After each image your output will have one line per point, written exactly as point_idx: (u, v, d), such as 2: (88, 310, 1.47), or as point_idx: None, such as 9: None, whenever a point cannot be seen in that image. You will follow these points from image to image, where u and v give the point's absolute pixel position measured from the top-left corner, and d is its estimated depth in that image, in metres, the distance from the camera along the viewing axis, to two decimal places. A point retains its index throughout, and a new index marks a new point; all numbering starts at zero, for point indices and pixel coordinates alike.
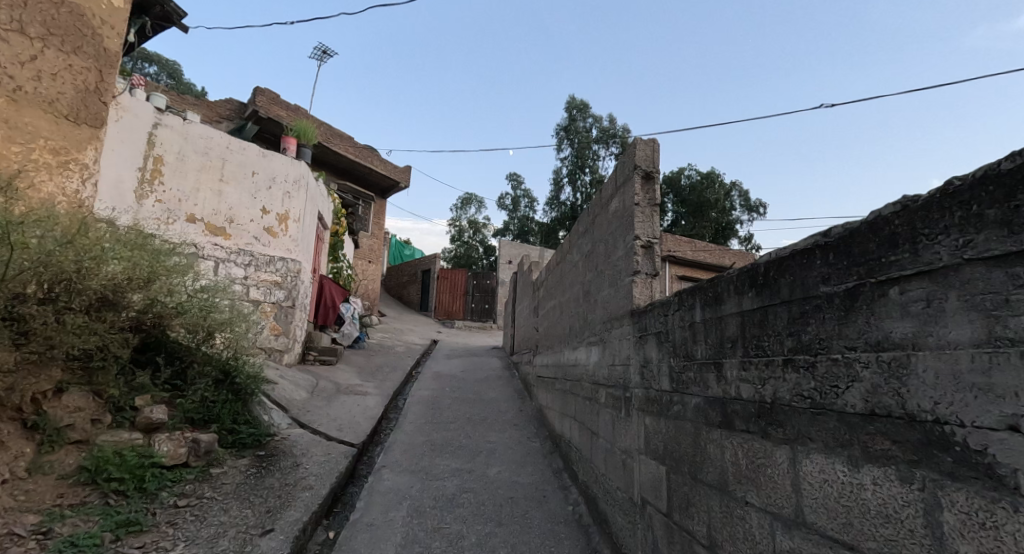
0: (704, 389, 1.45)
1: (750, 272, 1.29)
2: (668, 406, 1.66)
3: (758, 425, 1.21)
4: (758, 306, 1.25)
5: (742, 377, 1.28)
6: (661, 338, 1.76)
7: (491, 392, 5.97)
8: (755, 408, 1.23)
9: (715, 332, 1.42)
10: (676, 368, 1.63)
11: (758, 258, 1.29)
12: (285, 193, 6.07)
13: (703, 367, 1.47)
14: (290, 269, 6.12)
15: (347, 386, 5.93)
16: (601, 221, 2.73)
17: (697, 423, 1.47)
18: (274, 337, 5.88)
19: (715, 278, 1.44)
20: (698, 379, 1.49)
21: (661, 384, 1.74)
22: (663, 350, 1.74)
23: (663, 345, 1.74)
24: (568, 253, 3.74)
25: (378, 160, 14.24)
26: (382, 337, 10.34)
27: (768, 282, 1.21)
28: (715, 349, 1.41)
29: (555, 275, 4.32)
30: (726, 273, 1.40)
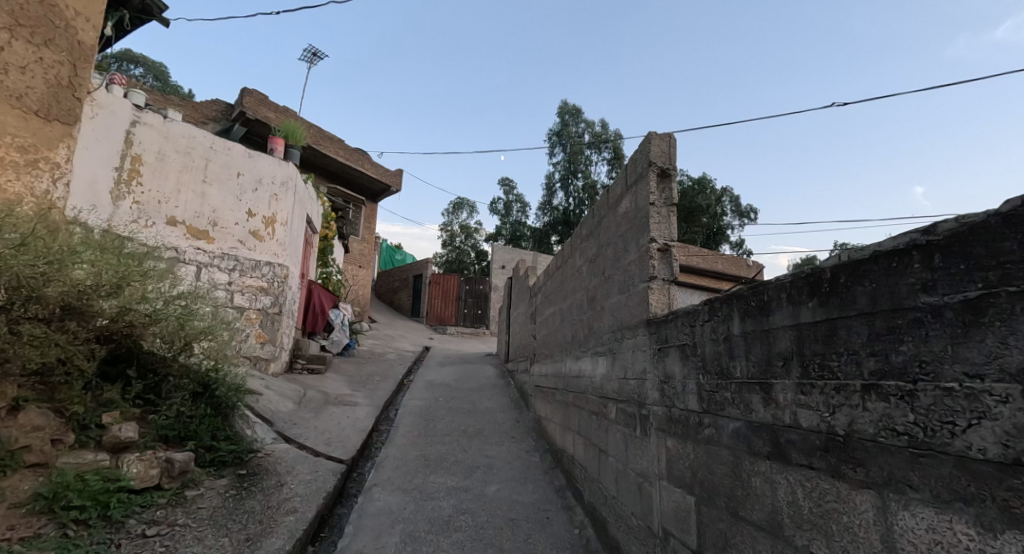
0: (746, 413, 1.29)
1: (811, 279, 1.14)
2: (697, 429, 1.50)
3: (825, 461, 1.05)
4: (823, 319, 1.09)
5: (800, 403, 1.12)
6: (687, 352, 1.59)
7: (487, 401, 5.76)
8: (820, 441, 1.07)
9: (760, 348, 1.27)
10: (709, 386, 1.46)
11: (820, 263, 1.14)
12: (273, 195, 5.85)
13: (744, 387, 1.31)
14: (277, 275, 5.87)
15: (336, 397, 5.68)
16: (609, 223, 2.57)
17: (740, 452, 1.31)
18: (260, 345, 5.62)
19: (760, 286, 1.29)
20: (737, 400, 1.33)
21: (686, 403, 1.58)
22: (688, 365, 1.58)
23: (692, 359, 1.57)
24: (569, 257, 3.58)
25: (369, 164, 14.01)
26: (373, 345, 10.07)
27: (838, 292, 1.06)
28: (762, 368, 1.25)
29: (555, 281, 4.16)
30: (778, 281, 1.24)
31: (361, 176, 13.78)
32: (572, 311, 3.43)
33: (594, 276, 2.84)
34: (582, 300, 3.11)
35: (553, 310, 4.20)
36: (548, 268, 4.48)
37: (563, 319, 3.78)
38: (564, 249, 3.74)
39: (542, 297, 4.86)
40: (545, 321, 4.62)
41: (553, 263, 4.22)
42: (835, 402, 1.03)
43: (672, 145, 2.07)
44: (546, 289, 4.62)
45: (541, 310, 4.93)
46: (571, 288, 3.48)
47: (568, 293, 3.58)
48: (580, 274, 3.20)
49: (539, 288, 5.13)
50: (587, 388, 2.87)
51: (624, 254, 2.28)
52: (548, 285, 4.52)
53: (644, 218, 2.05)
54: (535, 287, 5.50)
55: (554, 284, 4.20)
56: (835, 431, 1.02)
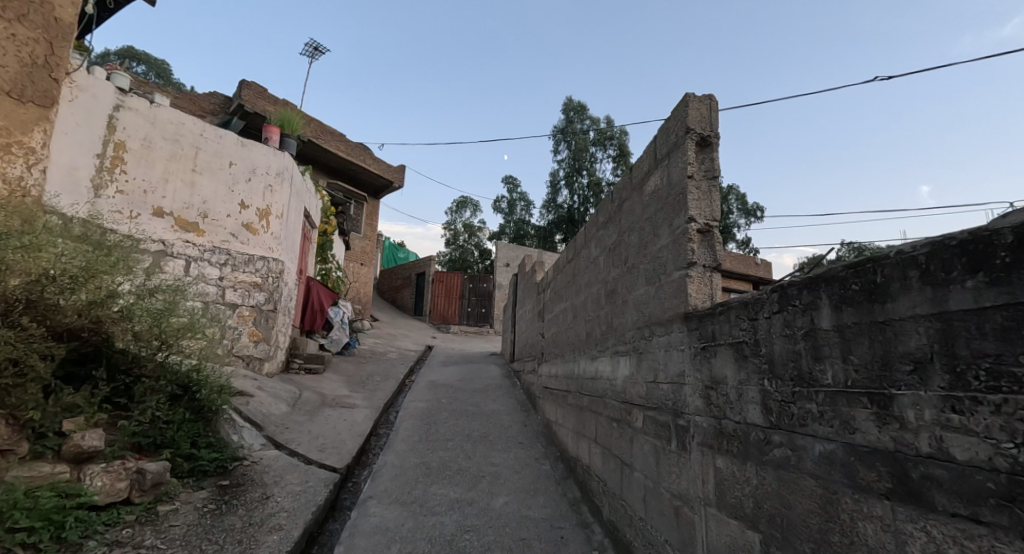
0: (848, 435, 0.99)
1: (965, 249, 0.80)
2: (766, 449, 1.20)
3: (998, 515, 0.72)
4: (988, 306, 0.75)
5: (945, 425, 0.80)
6: (746, 352, 1.30)
7: (492, 404, 5.47)
8: (990, 485, 0.73)
9: (870, 347, 0.96)
10: (784, 397, 1.16)
11: (978, 227, 0.81)
12: (268, 187, 5.60)
13: (844, 399, 1.00)
14: (272, 270, 5.61)
15: (333, 398, 5.41)
16: (633, 205, 2.26)
17: (838, 486, 1.00)
18: (254, 343, 5.35)
19: (867, 263, 0.98)
20: (833, 417, 1.02)
21: (748, 416, 1.27)
22: (750, 369, 1.28)
23: (755, 362, 1.27)
24: (583, 248, 3.27)
25: (371, 159, 13.75)
26: (374, 344, 9.80)
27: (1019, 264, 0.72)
28: (875, 374, 0.94)
29: (566, 275, 3.85)
30: (900, 257, 0.92)
31: (362, 172, 13.51)
32: (586, 307, 3.13)
33: (614, 267, 2.54)
34: (599, 294, 2.81)
35: (564, 307, 3.91)
36: (558, 261, 4.19)
37: (575, 316, 3.48)
38: (577, 239, 3.44)
39: (552, 293, 4.56)
40: (554, 319, 4.32)
41: (564, 256, 3.92)
42: (1016, 424, 0.70)
43: (712, 109, 1.76)
44: (556, 284, 4.32)
45: (549, 306, 4.64)
46: (585, 281, 3.17)
47: (581, 287, 3.28)
48: (596, 266, 2.90)
49: (548, 283, 4.83)
50: (606, 392, 2.57)
51: (653, 239, 1.98)
52: (558, 280, 4.22)
53: (679, 194, 1.75)
54: (543, 283, 5.20)
55: (565, 279, 3.90)
56: (1021, 469, 0.69)
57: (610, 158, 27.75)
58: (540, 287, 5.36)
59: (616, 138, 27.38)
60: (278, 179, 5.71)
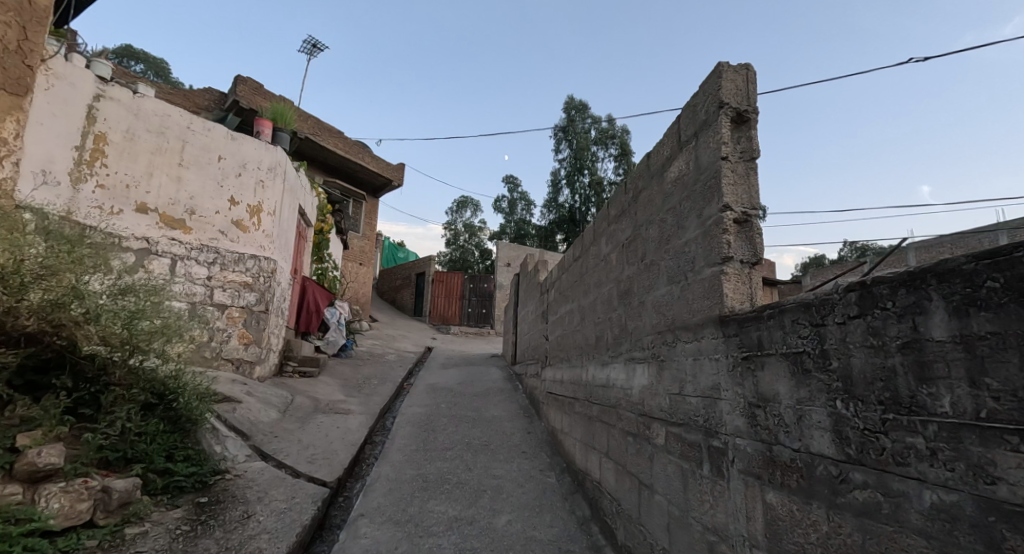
0: (984, 487, 0.73)
1: None
2: (849, 490, 0.96)
3: None
4: None
5: None
6: (814, 365, 1.06)
7: (493, 409, 5.24)
8: None
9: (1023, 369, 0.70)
10: (869, 425, 0.93)
11: None
12: (259, 183, 5.39)
13: (976, 437, 0.75)
14: (264, 269, 5.39)
15: (328, 403, 5.17)
16: (652, 194, 2.02)
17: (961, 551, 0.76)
18: (244, 346, 5.13)
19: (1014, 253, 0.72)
20: (958, 460, 0.77)
21: (821, 445, 1.03)
22: (823, 385, 1.04)
23: (823, 377, 1.04)
24: (592, 245, 3.03)
25: (370, 157, 13.54)
26: (372, 345, 9.58)
27: None
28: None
29: (572, 274, 3.62)
30: None
31: (361, 170, 13.28)
32: (595, 308, 2.90)
33: (629, 263, 2.31)
34: (611, 294, 2.57)
35: (569, 308, 3.67)
36: (564, 259, 3.94)
37: (583, 317, 3.25)
38: (586, 235, 3.20)
39: (556, 293, 4.32)
40: (559, 321, 4.08)
41: (571, 253, 3.68)
42: None
43: (750, 80, 1.52)
44: (561, 283, 4.08)
45: (554, 307, 4.40)
46: (594, 280, 2.94)
47: (590, 286, 3.04)
48: (607, 264, 2.66)
49: (552, 283, 4.58)
50: (619, 401, 2.34)
51: (678, 231, 1.75)
52: (564, 279, 3.98)
53: (711, 179, 1.51)
54: (547, 282, 4.95)
55: (571, 278, 3.67)
56: None
57: (612, 158, 27.53)
58: (543, 287, 5.12)
59: (617, 137, 27.17)
60: (270, 175, 5.50)
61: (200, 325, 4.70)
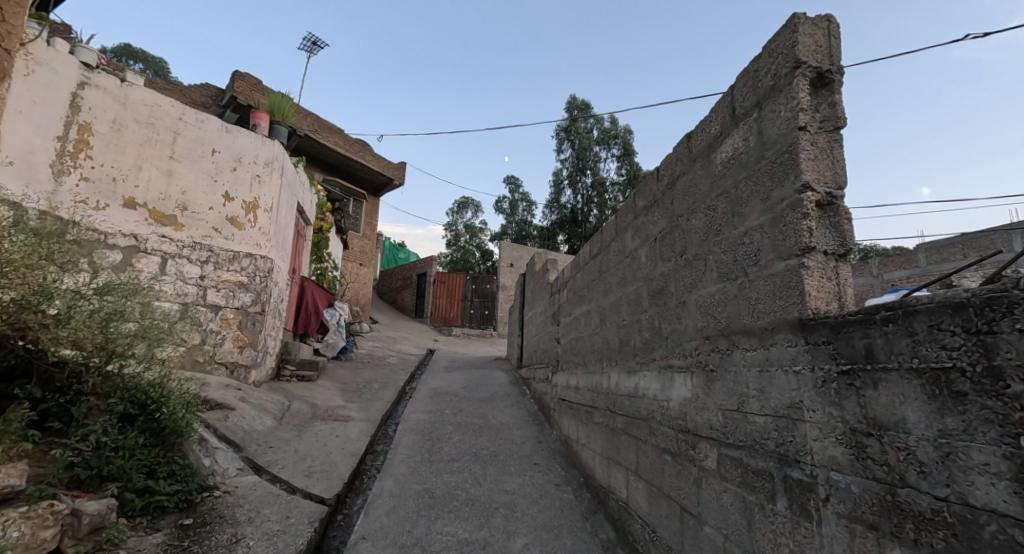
0: None
1: None
2: None
3: None
4: None
5: None
6: (965, 389, 0.77)
7: (501, 416, 4.98)
8: None
9: None
10: None
11: None
12: (255, 177, 5.14)
13: None
14: (260, 268, 5.14)
15: (326, 410, 4.92)
16: (696, 179, 1.77)
17: None
18: (239, 349, 4.87)
19: None
20: None
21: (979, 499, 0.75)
22: (982, 418, 0.75)
23: (988, 404, 0.74)
24: (615, 240, 2.78)
25: (370, 156, 13.31)
26: (373, 347, 9.33)
27: None
28: None
29: (589, 273, 3.37)
30: None
31: (362, 169, 13.05)
32: (619, 308, 2.65)
33: (662, 257, 2.06)
34: (640, 294, 2.32)
35: (585, 310, 3.43)
36: (580, 256, 3.70)
37: (602, 319, 2.99)
38: (607, 229, 2.94)
39: (570, 293, 4.06)
40: (573, 323, 3.83)
41: (588, 250, 3.43)
42: None
43: (830, 35, 1.27)
44: (575, 282, 3.83)
45: (566, 308, 4.15)
46: (617, 279, 2.69)
47: (612, 285, 2.79)
48: (634, 260, 2.41)
49: (565, 282, 4.33)
50: (653, 413, 2.09)
51: (735, 220, 1.49)
52: (578, 278, 3.74)
53: (786, 154, 1.25)
54: (558, 282, 4.70)
55: (588, 277, 3.42)
56: None
57: (614, 158, 27.33)
58: (554, 286, 4.87)
59: (619, 136, 26.98)
60: (266, 169, 5.26)
61: (189, 328, 4.43)
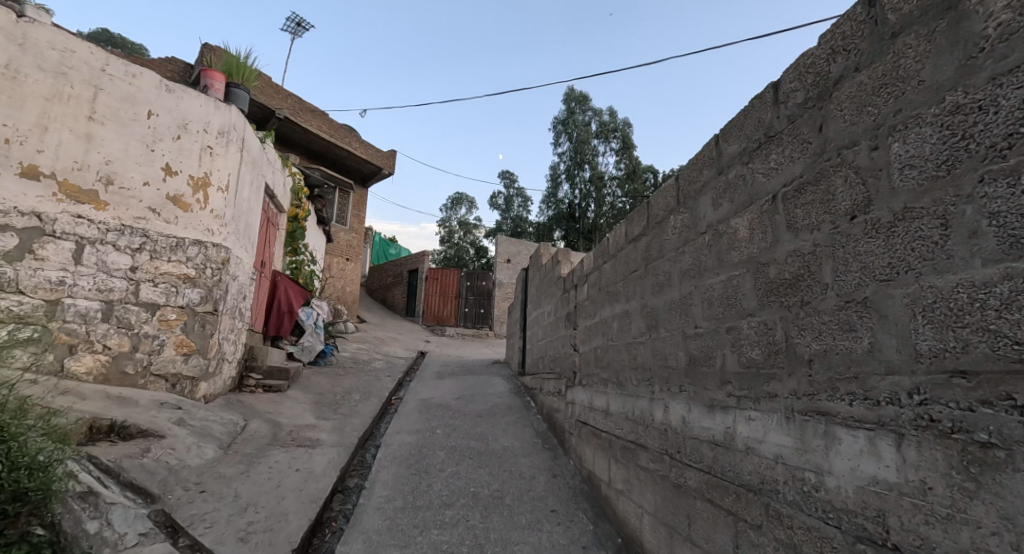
0: None
1: None
2: None
3: None
4: None
5: None
6: None
7: (502, 438, 4.16)
8: None
9: None
10: None
11: None
12: (205, 149, 4.26)
13: None
14: (212, 259, 4.27)
15: (292, 431, 4.07)
16: (914, 63, 0.96)
17: None
18: (184, 357, 3.99)
19: None
20: None
21: None
22: None
23: None
24: (678, 211, 1.95)
25: (357, 142, 12.43)
26: (358, 351, 8.45)
27: None
28: None
29: (628, 261, 2.55)
30: None
31: (348, 156, 12.14)
32: (688, 311, 1.82)
33: (799, 228, 1.23)
34: (738, 288, 1.49)
35: (620, 311, 2.61)
36: (612, 242, 2.87)
37: (652, 325, 2.17)
38: (663, 199, 2.12)
39: (593, 289, 3.24)
40: (600, 327, 3.00)
41: (626, 233, 2.60)
42: None
43: None
44: (603, 274, 3.00)
45: (588, 307, 3.32)
46: (685, 267, 1.87)
47: (673, 277, 1.96)
48: (724, 237, 1.59)
49: (585, 275, 3.49)
50: (777, 488, 1.26)
51: None
52: (609, 269, 2.91)
53: None
54: (574, 275, 3.87)
55: (624, 269, 2.59)
56: None
57: (613, 151, 26.55)
58: (568, 281, 4.06)
59: (618, 130, 26.29)
60: (220, 140, 4.38)
61: (106, 328, 3.57)
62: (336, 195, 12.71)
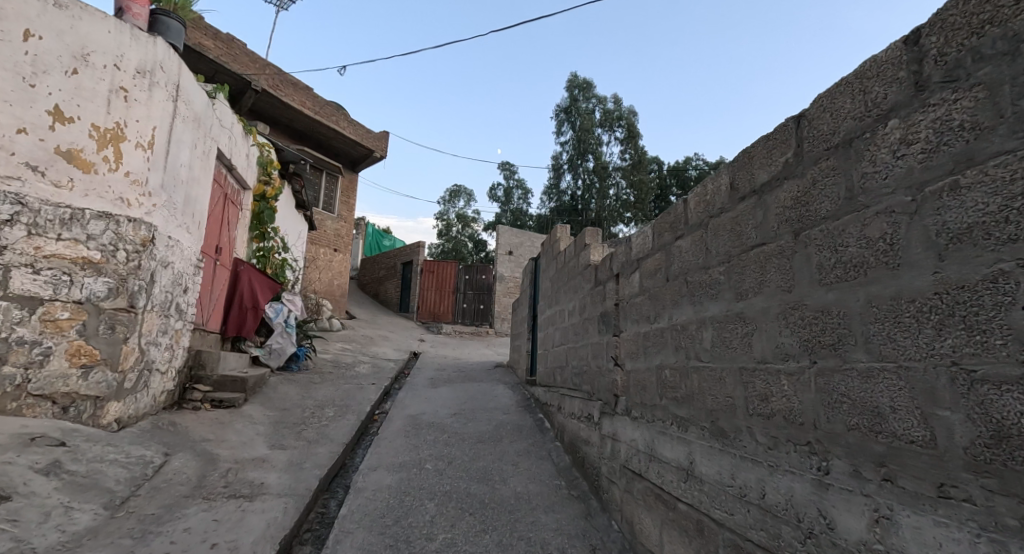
0: None
1: None
2: None
3: None
4: None
5: None
6: None
7: (513, 481, 3.15)
8: None
9: None
10: None
11: None
12: (117, 91, 3.19)
13: None
14: (126, 239, 3.20)
15: (234, 469, 3.04)
16: None
17: None
18: (83, 371, 2.94)
19: None
20: None
21: None
22: None
23: None
24: (933, 103, 0.91)
25: (346, 121, 11.35)
26: (341, 353, 7.42)
27: None
28: None
29: (749, 231, 1.51)
30: None
31: (336, 136, 11.06)
32: (991, 325, 0.78)
33: None
34: None
35: (729, 314, 1.58)
36: (703, 204, 1.83)
37: (831, 343, 1.13)
38: (862, 96, 1.08)
39: (657, 280, 2.20)
40: (676, 339, 1.97)
41: (745, 182, 1.56)
42: None
43: None
44: (681, 256, 1.97)
45: (647, 307, 2.29)
46: (972, 222, 0.82)
47: (916, 248, 0.92)
48: None
49: (637, 261, 2.45)
50: None
51: None
52: (693, 248, 1.87)
53: None
54: (614, 262, 2.84)
55: (740, 245, 1.55)
56: None
57: (618, 141, 25.47)
58: (603, 271, 3.03)
59: (624, 118, 25.19)
60: (139, 80, 3.31)
61: None
62: (323, 180, 11.60)
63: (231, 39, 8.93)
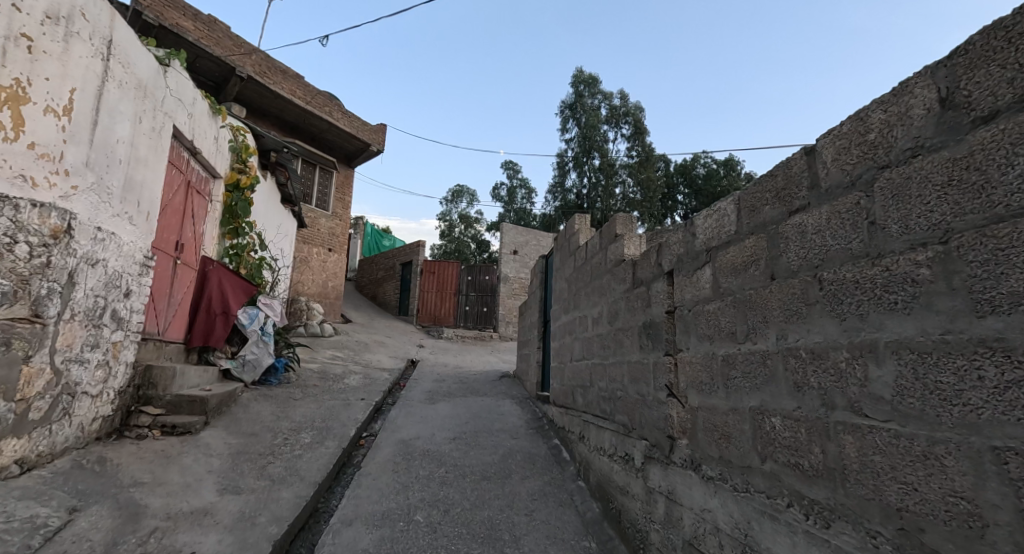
0: None
1: None
2: None
3: None
4: None
5: None
6: None
7: (528, 542, 2.42)
8: None
9: None
10: None
11: None
12: (17, 39, 2.48)
13: None
14: (28, 228, 2.48)
15: (163, 529, 2.33)
16: None
17: None
18: None
19: None
20: None
21: None
22: None
23: None
24: None
25: (340, 113, 10.68)
26: (329, 363, 6.69)
27: None
28: None
29: (1020, 179, 0.78)
30: None
31: (329, 127, 10.39)
32: None
33: None
34: None
35: (951, 341, 0.85)
36: (865, 148, 1.10)
37: None
38: None
39: (749, 278, 1.48)
40: (796, 372, 1.24)
41: (998, 91, 0.83)
42: None
43: None
44: (805, 239, 1.24)
45: (730, 317, 1.56)
46: None
47: None
48: None
49: (709, 251, 1.73)
50: None
51: None
52: (836, 223, 1.15)
53: None
54: (666, 255, 2.11)
55: (990, 209, 0.82)
56: None
57: (624, 137, 24.74)
58: (648, 268, 2.29)
59: (630, 114, 24.44)
60: (48, 25, 2.61)
61: None
62: (316, 175, 10.92)
63: (213, 21, 8.27)
